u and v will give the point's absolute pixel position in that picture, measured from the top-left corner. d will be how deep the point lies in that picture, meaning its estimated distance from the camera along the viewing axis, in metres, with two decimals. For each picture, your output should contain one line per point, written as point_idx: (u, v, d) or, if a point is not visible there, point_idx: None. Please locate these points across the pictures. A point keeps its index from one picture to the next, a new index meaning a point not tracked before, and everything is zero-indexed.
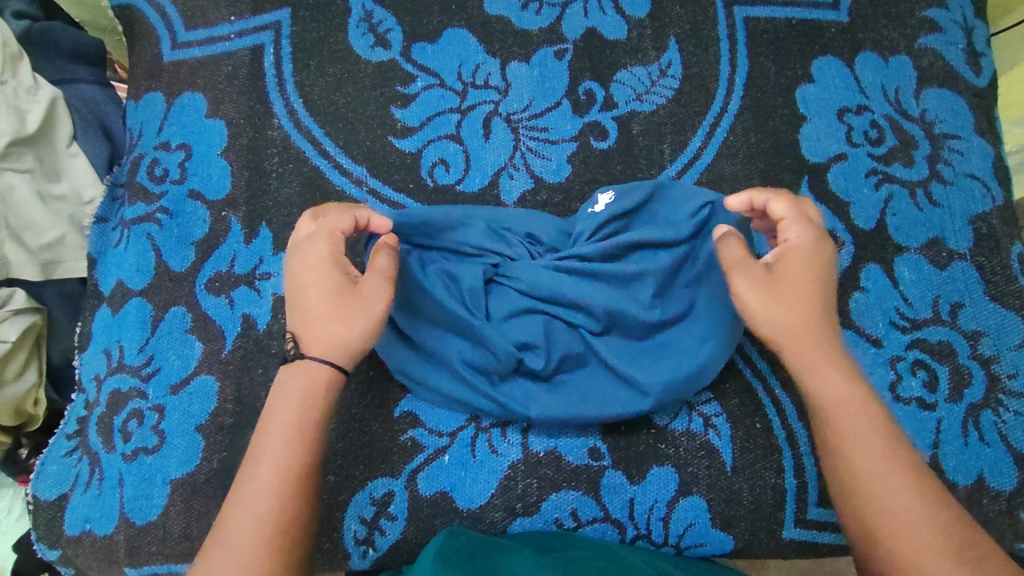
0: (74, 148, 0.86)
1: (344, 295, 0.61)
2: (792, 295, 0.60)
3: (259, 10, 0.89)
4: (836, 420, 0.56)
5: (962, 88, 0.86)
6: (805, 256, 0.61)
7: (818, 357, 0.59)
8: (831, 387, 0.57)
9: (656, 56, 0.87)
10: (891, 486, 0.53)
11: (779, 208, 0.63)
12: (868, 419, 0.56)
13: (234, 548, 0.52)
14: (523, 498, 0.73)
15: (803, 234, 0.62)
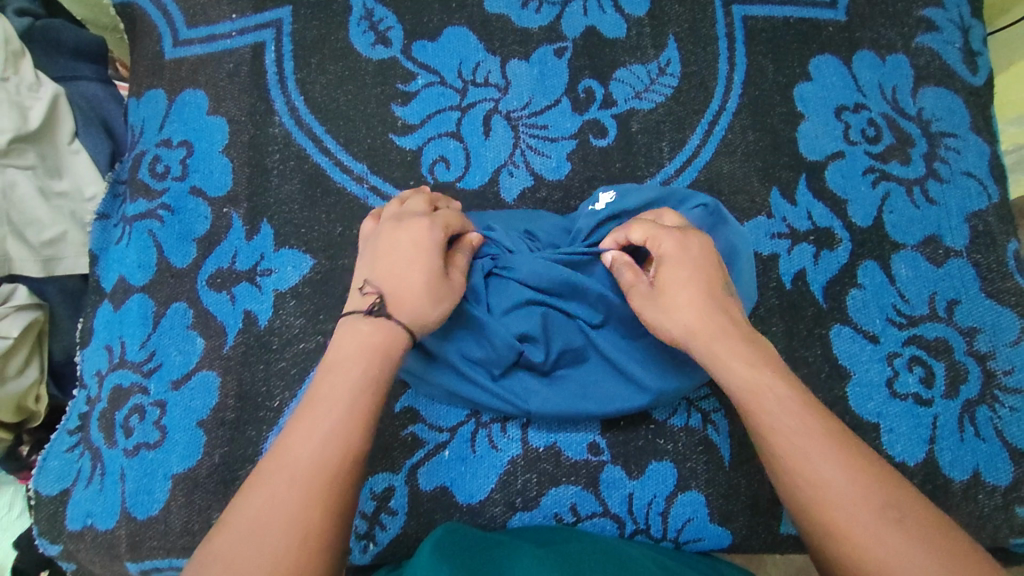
0: (75, 145, 0.86)
1: (439, 282, 0.61)
2: (683, 313, 0.60)
3: (260, 8, 0.89)
4: (751, 407, 0.55)
5: (958, 86, 0.87)
6: (683, 261, 0.62)
7: (730, 352, 0.57)
8: (744, 376, 0.56)
9: (655, 54, 0.87)
10: (813, 460, 0.51)
11: (670, 219, 0.67)
12: (779, 398, 0.54)
13: (298, 468, 0.49)
14: (522, 493, 0.73)
15: (670, 243, 0.62)
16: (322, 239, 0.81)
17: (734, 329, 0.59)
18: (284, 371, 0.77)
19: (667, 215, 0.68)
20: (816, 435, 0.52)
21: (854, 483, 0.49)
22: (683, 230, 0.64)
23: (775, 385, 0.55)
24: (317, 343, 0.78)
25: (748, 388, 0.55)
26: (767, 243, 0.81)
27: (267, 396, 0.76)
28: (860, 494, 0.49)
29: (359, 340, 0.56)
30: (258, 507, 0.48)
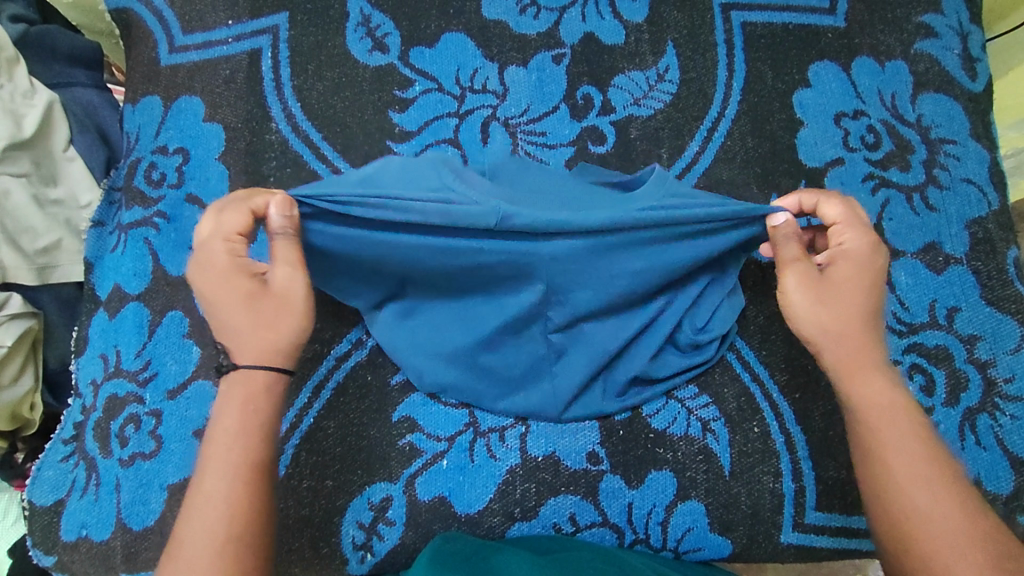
0: (70, 152, 0.86)
1: (257, 300, 0.59)
2: (847, 303, 0.61)
3: (257, 14, 0.89)
4: (873, 425, 0.57)
5: (958, 93, 0.87)
6: (857, 262, 0.62)
7: (862, 367, 0.59)
8: (874, 395, 0.58)
9: (654, 61, 0.87)
10: (930, 491, 0.53)
11: (832, 212, 0.63)
12: (906, 423, 0.57)
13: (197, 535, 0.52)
14: (521, 503, 0.73)
15: (858, 242, 0.62)
16: None
17: (871, 343, 0.60)
18: None
19: (830, 206, 0.63)
20: (927, 465, 0.54)
21: (966, 521, 0.52)
22: (852, 223, 0.62)
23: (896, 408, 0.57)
24: (315, 351, 0.76)
25: (869, 406, 0.58)
26: None
27: None
28: (967, 528, 0.52)
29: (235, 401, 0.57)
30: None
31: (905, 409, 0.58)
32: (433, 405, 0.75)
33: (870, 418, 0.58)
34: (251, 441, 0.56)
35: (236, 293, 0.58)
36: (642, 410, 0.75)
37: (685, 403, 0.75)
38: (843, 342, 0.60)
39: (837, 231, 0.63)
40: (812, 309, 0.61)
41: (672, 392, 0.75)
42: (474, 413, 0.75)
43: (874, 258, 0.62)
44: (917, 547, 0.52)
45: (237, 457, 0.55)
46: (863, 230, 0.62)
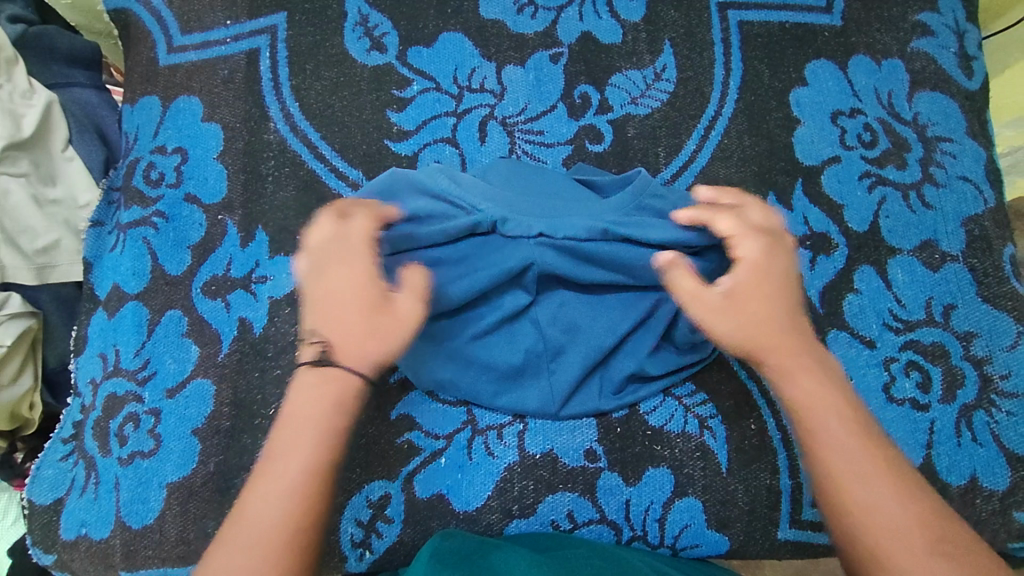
0: (69, 152, 0.86)
1: (379, 316, 0.59)
2: (756, 314, 0.61)
3: (255, 14, 0.89)
4: (807, 424, 0.58)
5: (954, 91, 0.87)
6: (758, 270, 0.63)
7: (799, 367, 0.60)
8: (809, 395, 0.59)
9: (651, 60, 0.87)
10: (870, 485, 0.54)
11: (724, 223, 0.64)
12: (841, 418, 0.58)
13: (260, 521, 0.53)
14: (519, 500, 0.73)
15: (754, 249, 0.63)
16: None
17: (799, 344, 0.62)
18: (279, 379, 0.77)
19: (721, 219, 0.64)
20: (866, 460, 0.56)
21: (908, 512, 0.53)
22: (746, 231, 0.64)
23: (832, 405, 0.58)
24: None
25: (805, 405, 0.59)
26: None
27: (262, 403, 0.76)
28: (907, 519, 0.53)
29: (309, 393, 0.58)
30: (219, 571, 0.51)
31: (842, 403, 0.59)
32: (432, 403, 0.75)
33: (807, 415, 0.58)
34: (323, 438, 0.56)
35: (359, 305, 0.59)
36: (639, 408, 0.75)
37: (683, 400, 0.75)
38: (774, 348, 0.61)
39: (737, 240, 0.64)
40: (723, 327, 0.61)
41: (669, 390, 0.76)
42: (472, 410, 0.75)
43: (766, 264, 0.63)
44: (866, 542, 0.53)
45: (306, 454, 0.55)
46: (757, 237, 0.64)
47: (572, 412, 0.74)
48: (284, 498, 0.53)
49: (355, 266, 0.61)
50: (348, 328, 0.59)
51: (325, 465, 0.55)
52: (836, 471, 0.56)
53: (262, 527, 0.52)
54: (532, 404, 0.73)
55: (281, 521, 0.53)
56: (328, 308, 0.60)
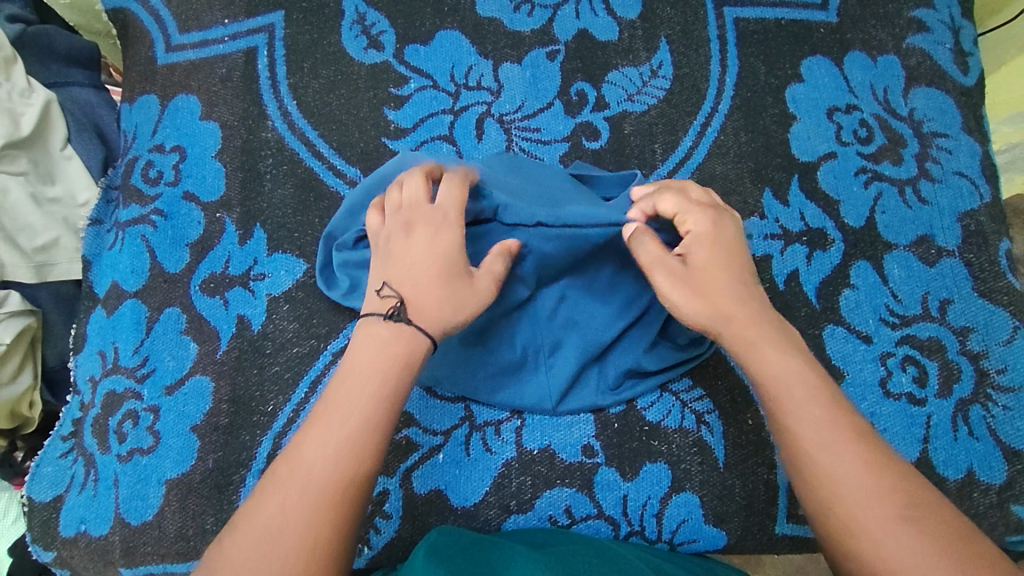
0: (68, 150, 0.86)
1: (457, 284, 0.61)
2: (715, 292, 0.61)
3: (253, 13, 0.89)
4: (773, 394, 0.57)
5: (950, 87, 0.87)
6: (708, 245, 0.63)
7: (761, 340, 0.59)
8: (772, 367, 0.58)
9: (647, 57, 0.88)
10: (835, 451, 0.54)
11: (667, 199, 0.64)
12: (805, 387, 0.57)
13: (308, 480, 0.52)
14: (517, 496, 0.73)
15: (703, 221, 0.63)
16: (315, 243, 0.81)
17: (759, 318, 0.61)
18: (278, 376, 0.77)
19: (665, 196, 0.64)
20: (831, 427, 0.55)
21: (874, 477, 0.52)
22: (688, 206, 0.64)
23: (797, 375, 0.57)
24: (311, 347, 0.78)
25: (769, 376, 0.58)
26: (761, 244, 0.81)
27: (261, 400, 0.76)
28: (873, 484, 0.52)
29: (377, 347, 0.58)
30: (271, 507, 0.52)
31: (806, 372, 0.58)
32: (430, 400, 0.75)
33: (771, 386, 0.58)
34: (387, 396, 0.56)
35: (438, 272, 0.61)
36: (637, 403, 0.75)
37: (680, 395, 0.76)
38: (736, 325, 0.60)
39: (682, 217, 0.64)
40: (688, 308, 0.61)
41: (666, 385, 0.76)
42: (470, 407, 0.75)
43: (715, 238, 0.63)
44: (834, 511, 0.52)
45: (369, 407, 0.55)
46: (699, 212, 0.64)
47: (570, 408, 0.74)
48: (344, 447, 0.54)
49: (444, 233, 0.63)
50: (427, 291, 0.61)
51: (376, 431, 0.55)
52: (801, 440, 0.55)
53: (319, 472, 0.53)
54: (529, 399, 0.74)
55: (334, 477, 0.53)
56: (409, 267, 0.62)
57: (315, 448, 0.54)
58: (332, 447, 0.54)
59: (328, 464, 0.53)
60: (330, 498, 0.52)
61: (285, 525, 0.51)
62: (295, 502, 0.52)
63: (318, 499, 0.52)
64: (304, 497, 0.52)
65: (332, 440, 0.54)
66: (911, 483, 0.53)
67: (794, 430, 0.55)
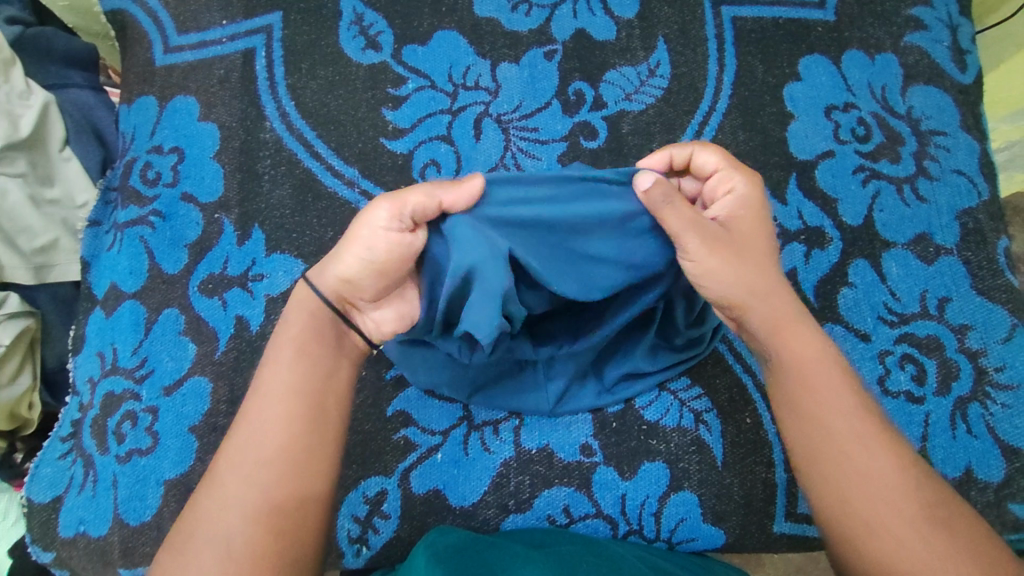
0: (67, 152, 0.86)
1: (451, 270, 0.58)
2: (745, 256, 0.58)
3: (251, 14, 0.90)
4: (806, 383, 0.56)
5: (947, 85, 0.87)
6: (748, 207, 0.59)
7: (794, 324, 0.58)
8: (803, 356, 0.57)
9: (645, 56, 0.88)
10: (867, 448, 0.54)
11: (708, 159, 0.60)
12: (837, 384, 0.56)
13: (226, 499, 0.52)
14: (515, 495, 0.73)
15: (740, 187, 0.59)
16: (313, 243, 0.81)
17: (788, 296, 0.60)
18: None
19: (705, 153, 0.60)
20: (864, 424, 0.54)
21: (902, 478, 0.53)
22: (733, 167, 0.60)
23: (828, 368, 0.57)
24: None
25: (802, 365, 0.57)
26: None
27: None
28: (901, 485, 0.53)
29: (296, 353, 0.57)
30: (213, 513, 0.52)
31: (837, 364, 0.58)
32: (428, 400, 0.76)
33: (801, 375, 0.57)
34: (300, 403, 0.55)
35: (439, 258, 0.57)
36: (635, 403, 0.75)
37: (678, 395, 0.76)
38: (770, 301, 0.58)
39: (722, 178, 0.60)
40: (713, 266, 0.56)
41: (665, 384, 0.76)
42: (469, 407, 0.75)
43: (756, 203, 0.60)
44: (857, 505, 0.52)
45: (288, 422, 0.54)
46: (743, 172, 0.60)
47: (569, 408, 0.74)
48: (257, 464, 0.53)
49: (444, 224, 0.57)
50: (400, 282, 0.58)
51: (300, 444, 0.54)
52: (832, 434, 0.54)
53: (234, 493, 0.52)
54: (527, 401, 0.74)
55: (251, 496, 0.52)
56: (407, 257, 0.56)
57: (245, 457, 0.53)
58: (269, 451, 0.53)
59: (271, 467, 0.53)
60: (273, 510, 0.52)
61: (202, 546, 0.51)
62: (219, 522, 0.51)
63: (260, 507, 0.52)
64: (241, 505, 0.52)
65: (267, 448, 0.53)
66: (934, 487, 0.54)
67: (824, 423, 0.55)
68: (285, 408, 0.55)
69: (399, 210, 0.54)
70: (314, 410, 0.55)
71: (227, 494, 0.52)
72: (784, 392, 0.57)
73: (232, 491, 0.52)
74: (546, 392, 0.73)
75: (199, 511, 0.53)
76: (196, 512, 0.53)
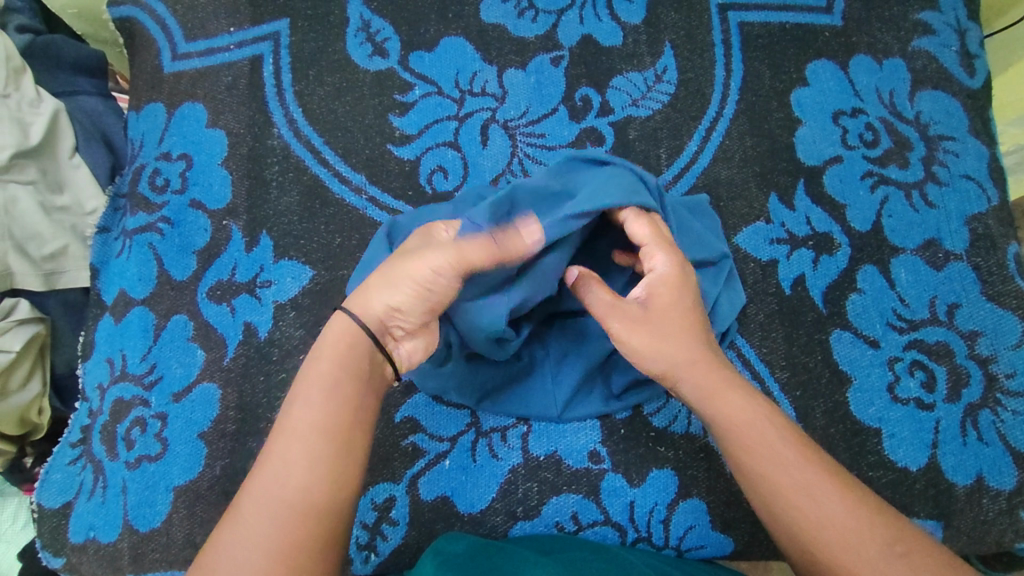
0: (76, 158, 0.85)
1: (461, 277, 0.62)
2: (670, 334, 0.62)
3: (258, 21, 0.90)
4: (746, 442, 0.57)
5: (956, 89, 0.87)
6: (670, 286, 0.63)
7: (725, 388, 0.60)
8: (737, 415, 0.59)
9: (652, 62, 0.88)
10: (813, 494, 0.54)
11: (639, 229, 0.64)
12: (772, 431, 0.58)
13: (254, 537, 0.50)
14: (523, 502, 0.73)
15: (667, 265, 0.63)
16: (321, 249, 0.81)
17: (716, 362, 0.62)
18: (284, 383, 0.77)
19: (638, 224, 0.64)
20: (805, 468, 0.55)
21: (854, 514, 0.53)
22: (658, 242, 0.64)
23: (760, 419, 0.58)
24: None
25: (736, 423, 0.58)
26: (767, 249, 0.81)
27: (267, 407, 0.76)
28: (856, 522, 0.52)
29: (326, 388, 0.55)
30: (231, 555, 0.49)
31: (770, 416, 0.59)
32: (435, 406, 0.76)
33: (738, 434, 0.58)
34: (334, 437, 0.53)
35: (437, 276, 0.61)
36: (643, 410, 0.75)
37: (686, 402, 0.75)
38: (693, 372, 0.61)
39: (648, 253, 0.64)
40: (636, 345, 0.62)
41: (673, 391, 0.76)
42: (476, 413, 0.75)
43: (673, 281, 0.63)
44: (824, 554, 0.52)
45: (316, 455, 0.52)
46: (668, 248, 0.64)
47: (576, 415, 0.74)
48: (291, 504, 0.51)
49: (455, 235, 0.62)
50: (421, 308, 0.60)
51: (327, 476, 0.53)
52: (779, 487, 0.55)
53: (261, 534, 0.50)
54: (535, 405, 0.74)
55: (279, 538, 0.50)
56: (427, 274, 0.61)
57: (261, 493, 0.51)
58: (294, 488, 0.51)
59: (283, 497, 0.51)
60: (295, 549, 0.50)
61: None
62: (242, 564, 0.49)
63: (281, 545, 0.50)
64: (261, 543, 0.50)
65: (291, 478, 0.51)
66: (892, 521, 0.53)
67: (771, 480, 0.55)
68: (311, 440, 0.53)
69: (422, 230, 0.61)
70: (341, 445, 0.54)
71: (253, 533, 0.50)
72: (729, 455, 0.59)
73: (258, 532, 0.50)
74: (554, 396, 0.74)
75: (221, 545, 0.50)
76: (217, 548, 0.50)
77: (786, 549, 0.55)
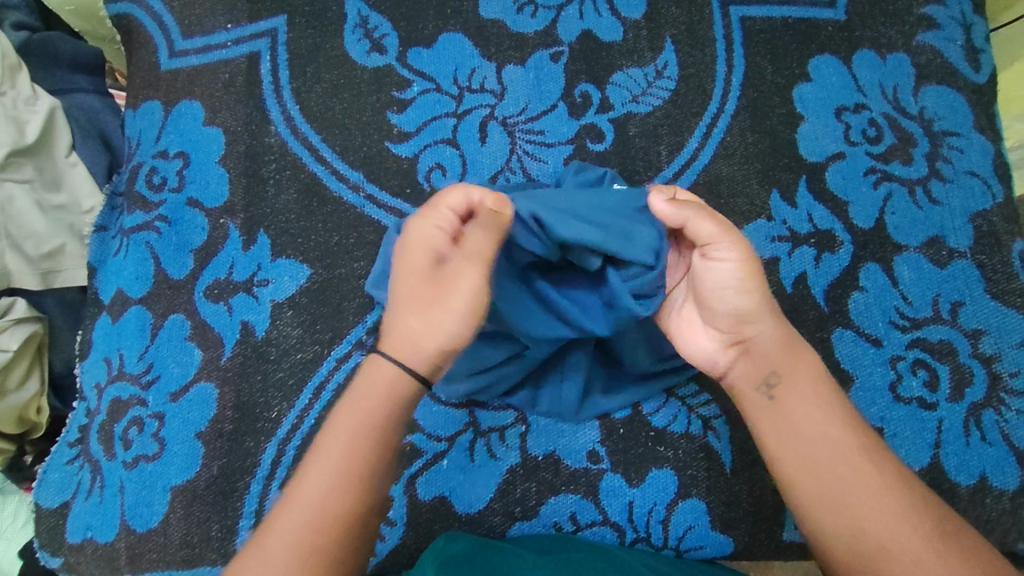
0: (73, 157, 0.85)
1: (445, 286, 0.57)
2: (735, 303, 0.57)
3: (256, 17, 0.89)
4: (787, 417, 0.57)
5: (960, 84, 0.85)
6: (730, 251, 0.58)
7: (792, 361, 0.58)
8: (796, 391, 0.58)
9: (652, 57, 0.87)
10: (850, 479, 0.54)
11: (707, 227, 0.57)
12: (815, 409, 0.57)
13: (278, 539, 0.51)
14: (522, 502, 0.73)
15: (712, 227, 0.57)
16: (318, 248, 0.81)
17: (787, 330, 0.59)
18: (282, 382, 0.77)
19: (701, 223, 0.57)
20: (847, 444, 0.55)
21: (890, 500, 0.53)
22: (729, 233, 0.56)
23: (810, 391, 0.57)
24: (315, 353, 0.78)
25: (795, 396, 0.57)
26: (768, 246, 0.80)
27: (265, 407, 0.76)
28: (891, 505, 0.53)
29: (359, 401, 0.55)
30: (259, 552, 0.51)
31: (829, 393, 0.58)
32: (433, 405, 0.75)
33: (788, 406, 0.57)
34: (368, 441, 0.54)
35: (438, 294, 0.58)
36: (642, 409, 0.75)
37: (686, 401, 0.75)
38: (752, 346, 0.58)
39: (716, 245, 0.56)
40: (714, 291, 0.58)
41: (672, 391, 0.75)
42: (474, 412, 0.75)
43: (751, 267, 0.56)
44: (869, 534, 0.52)
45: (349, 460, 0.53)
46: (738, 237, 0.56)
47: (585, 415, 0.74)
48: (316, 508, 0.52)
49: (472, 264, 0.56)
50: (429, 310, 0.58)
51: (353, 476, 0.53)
52: (819, 456, 0.55)
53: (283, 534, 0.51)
54: (547, 408, 0.73)
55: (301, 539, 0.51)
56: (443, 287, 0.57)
57: (290, 517, 0.52)
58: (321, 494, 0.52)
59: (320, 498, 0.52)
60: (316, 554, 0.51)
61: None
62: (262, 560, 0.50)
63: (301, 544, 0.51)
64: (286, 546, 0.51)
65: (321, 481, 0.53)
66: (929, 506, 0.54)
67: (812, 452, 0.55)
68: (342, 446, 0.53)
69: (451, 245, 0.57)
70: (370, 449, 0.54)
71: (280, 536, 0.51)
72: (759, 429, 0.58)
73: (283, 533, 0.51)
74: (563, 401, 0.72)
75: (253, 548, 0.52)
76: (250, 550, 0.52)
77: (824, 532, 0.54)
